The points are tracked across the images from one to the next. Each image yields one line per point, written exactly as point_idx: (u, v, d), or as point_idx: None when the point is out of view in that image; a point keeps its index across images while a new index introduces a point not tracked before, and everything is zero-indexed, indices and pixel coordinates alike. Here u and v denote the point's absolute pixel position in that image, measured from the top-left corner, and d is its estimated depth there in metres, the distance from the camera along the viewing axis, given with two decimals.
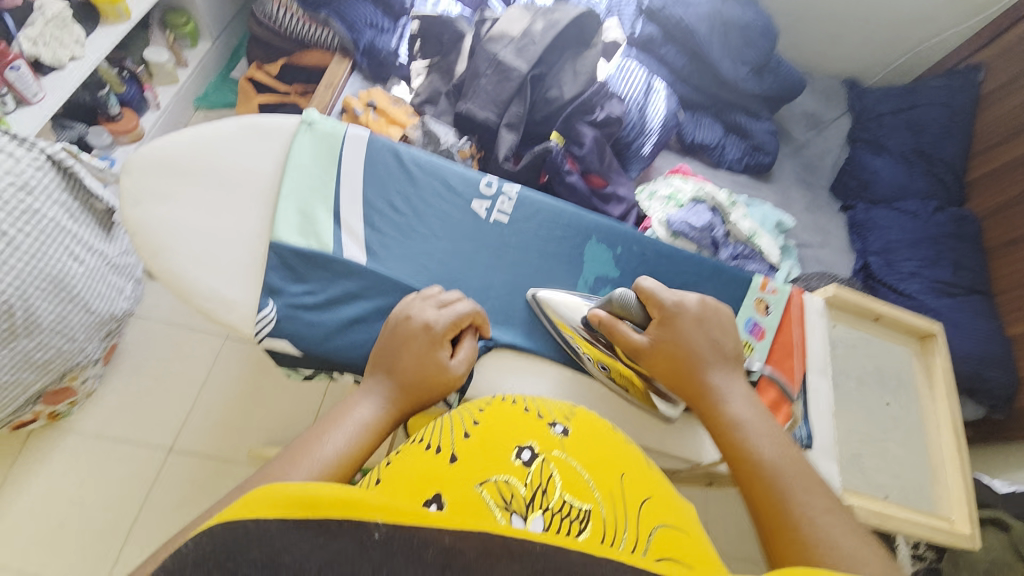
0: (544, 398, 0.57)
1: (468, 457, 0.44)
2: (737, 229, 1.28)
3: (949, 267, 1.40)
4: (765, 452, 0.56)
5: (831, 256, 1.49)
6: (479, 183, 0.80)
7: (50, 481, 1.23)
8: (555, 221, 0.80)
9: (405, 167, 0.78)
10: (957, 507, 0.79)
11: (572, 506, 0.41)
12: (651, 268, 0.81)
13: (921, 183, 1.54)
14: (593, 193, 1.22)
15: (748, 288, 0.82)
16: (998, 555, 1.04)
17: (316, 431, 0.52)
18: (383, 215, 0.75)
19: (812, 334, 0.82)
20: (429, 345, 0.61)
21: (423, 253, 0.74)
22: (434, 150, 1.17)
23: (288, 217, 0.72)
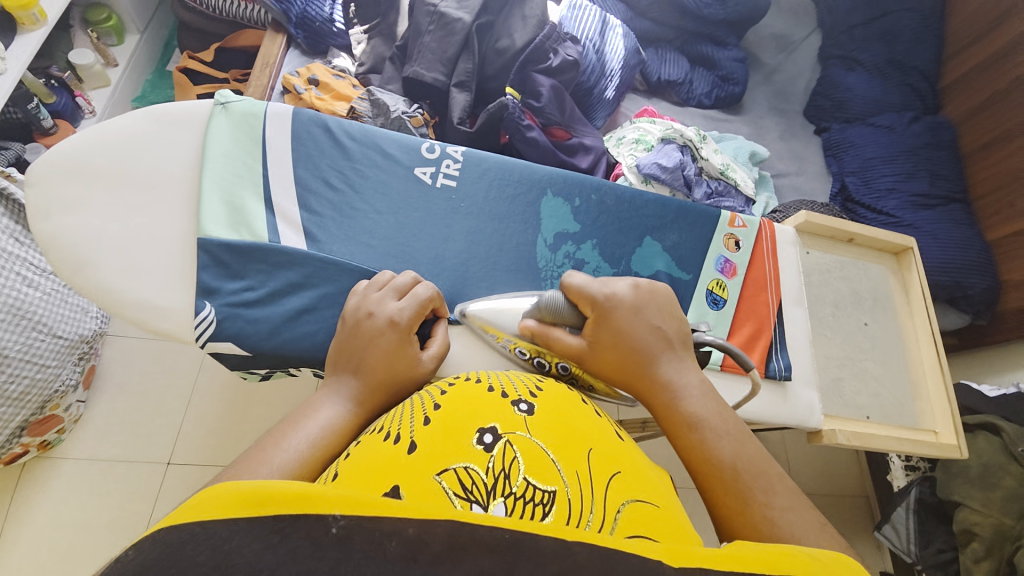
0: (509, 376, 0.56)
1: (427, 446, 0.43)
2: (709, 165, 1.24)
3: (926, 178, 1.38)
4: (722, 453, 0.51)
5: (807, 183, 1.46)
6: (421, 149, 0.77)
7: (52, 510, 1.22)
8: (504, 179, 0.77)
9: (338, 141, 0.74)
10: (941, 419, 0.80)
11: (536, 489, 0.40)
12: (613, 216, 0.78)
13: (894, 96, 1.49)
14: (557, 147, 1.17)
15: (716, 225, 0.79)
16: (990, 458, 1.04)
17: (275, 436, 0.49)
18: (320, 194, 0.72)
19: (785, 264, 0.80)
20: (399, 340, 0.59)
21: (365, 229, 0.71)
22: (385, 121, 1.07)
23: (215, 210, 0.67)
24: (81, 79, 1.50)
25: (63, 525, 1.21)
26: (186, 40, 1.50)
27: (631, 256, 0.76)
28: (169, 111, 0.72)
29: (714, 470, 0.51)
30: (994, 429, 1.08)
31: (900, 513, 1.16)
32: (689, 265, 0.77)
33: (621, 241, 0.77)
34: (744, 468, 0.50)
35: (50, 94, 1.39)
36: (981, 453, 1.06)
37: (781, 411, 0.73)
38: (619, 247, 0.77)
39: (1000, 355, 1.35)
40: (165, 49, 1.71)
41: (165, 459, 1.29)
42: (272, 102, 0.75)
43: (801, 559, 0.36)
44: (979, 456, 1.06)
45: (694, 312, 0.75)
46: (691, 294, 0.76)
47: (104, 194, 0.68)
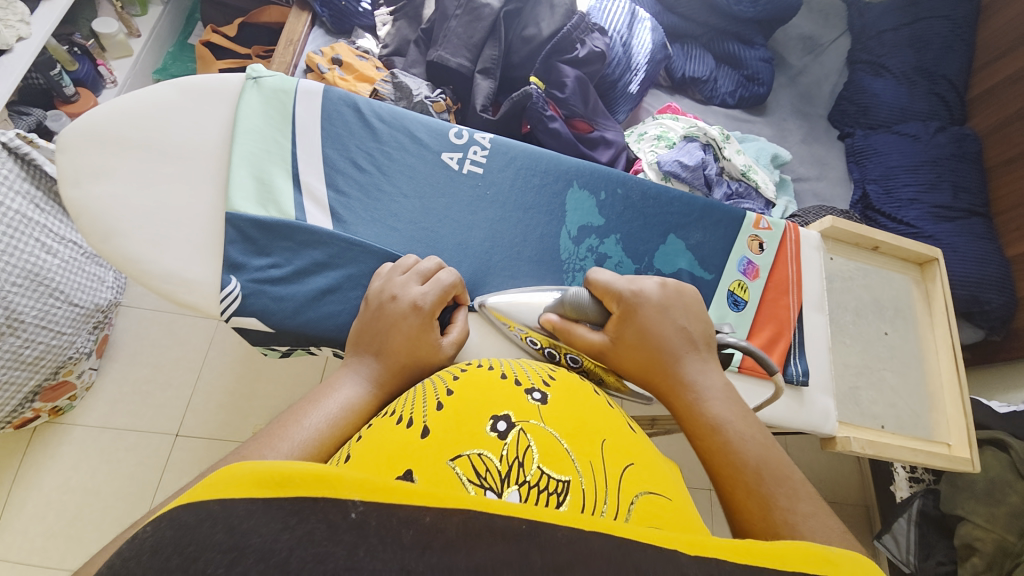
0: (521, 365, 0.56)
1: (441, 431, 0.43)
2: (732, 165, 1.23)
3: (950, 190, 1.36)
4: (744, 457, 0.51)
5: (828, 188, 1.45)
6: (449, 135, 0.76)
7: (62, 474, 1.24)
8: (531, 169, 0.77)
9: (367, 122, 0.74)
10: (956, 432, 0.80)
11: (550, 478, 0.40)
12: (639, 211, 0.77)
13: (923, 104, 1.47)
14: (578, 139, 1.16)
15: (741, 226, 0.79)
16: (998, 475, 1.04)
17: (296, 412, 0.50)
18: (347, 174, 0.72)
19: (808, 269, 0.80)
20: (420, 324, 0.59)
21: (391, 212, 0.71)
22: (407, 104, 1.06)
23: (242, 185, 0.67)
24: (104, 49, 1.50)
25: (74, 490, 1.23)
26: (210, 13, 1.50)
27: (654, 252, 0.76)
28: (199, 84, 0.72)
29: (735, 473, 0.50)
30: (1002, 445, 1.08)
31: (901, 524, 1.16)
32: (712, 265, 0.77)
33: (645, 237, 0.76)
34: (766, 472, 0.50)
35: (73, 62, 1.39)
36: (988, 469, 1.05)
37: (796, 415, 0.72)
38: (643, 243, 0.76)
39: (1014, 372, 1.34)
40: (188, 22, 1.70)
41: (174, 431, 1.31)
42: (302, 80, 0.75)
43: (811, 553, 0.37)
44: (986, 472, 1.05)
45: (716, 313, 0.75)
46: (713, 294, 0.76)
47: (132, 164, 0.68)
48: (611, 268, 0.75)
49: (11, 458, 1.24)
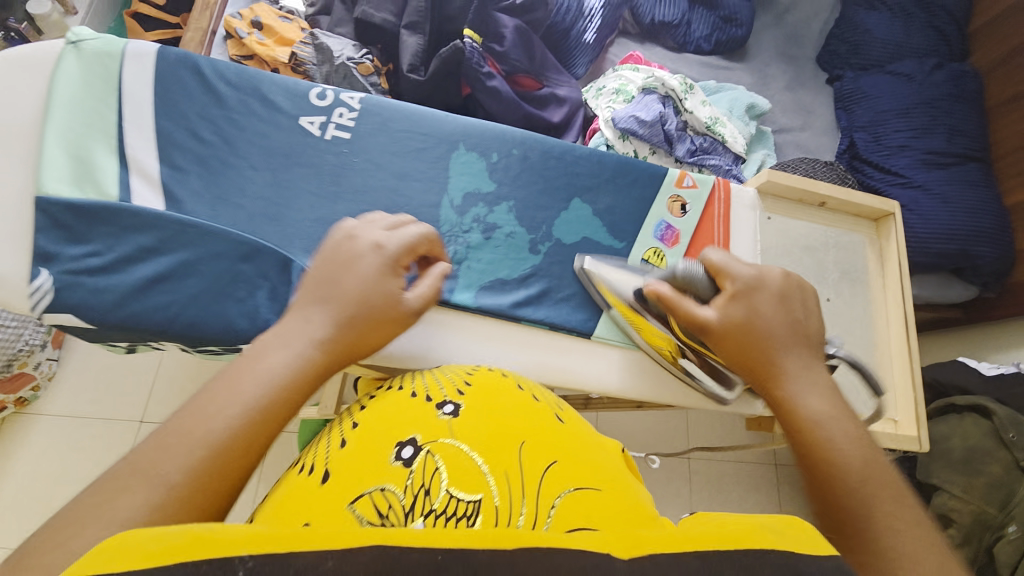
0: (439, 373, 0.52)
1: (341, 473, 0.39)
2: (695, 119, 1.13)
3: (943, 134, 1.24)
4: (846, 457, 0.43)
5: (813, 139, 1.33)
6: (310, 96, 0.70)
7: (31, 462, 1.25)
8: (407, 131, 0.72)
9: (210, 86, 0.68)
10: (904, 409, 0.74)
11: (459, 502, 0.36)
12: (539, 172, 0.74)
13: (919, 39, 1.32)
14: (524, 98, 1.09)
15: (662, 185, 0.75)
16: (978, 443, 0.98)
17: (230, 374, 0.40)
18: (191, 147, 0.66)
19: (737, 229, 0.75)
20: (380, 268, 0.53)
21: (237, 187, 0.65)
22: (330, 70, 0.98)
23: (55, 164, 0.62)
24: (40, 30, 1.41)
25: (41, 479, 1.24)
26: None
27: (554, 220, 0.72)
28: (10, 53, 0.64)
29: (837, 474, 0.42)
30: (984, 411, 1.00)
31: None
32: (623, 231, 0.73)
33: (545, 204, 0.72)
34: (876, 484, 0.41)
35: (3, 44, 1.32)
36: (968, 436, 0.99)
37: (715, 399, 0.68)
38: (542, 210, 0.72)
39: (1006, 330, 1.26)
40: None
41: (138, 417, 1.31)
42: (132, 44, 0.68)
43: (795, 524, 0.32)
44: (965, 440, 0.99)
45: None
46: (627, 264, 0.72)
47: None
48: (501, 239, 0.71)
49: None
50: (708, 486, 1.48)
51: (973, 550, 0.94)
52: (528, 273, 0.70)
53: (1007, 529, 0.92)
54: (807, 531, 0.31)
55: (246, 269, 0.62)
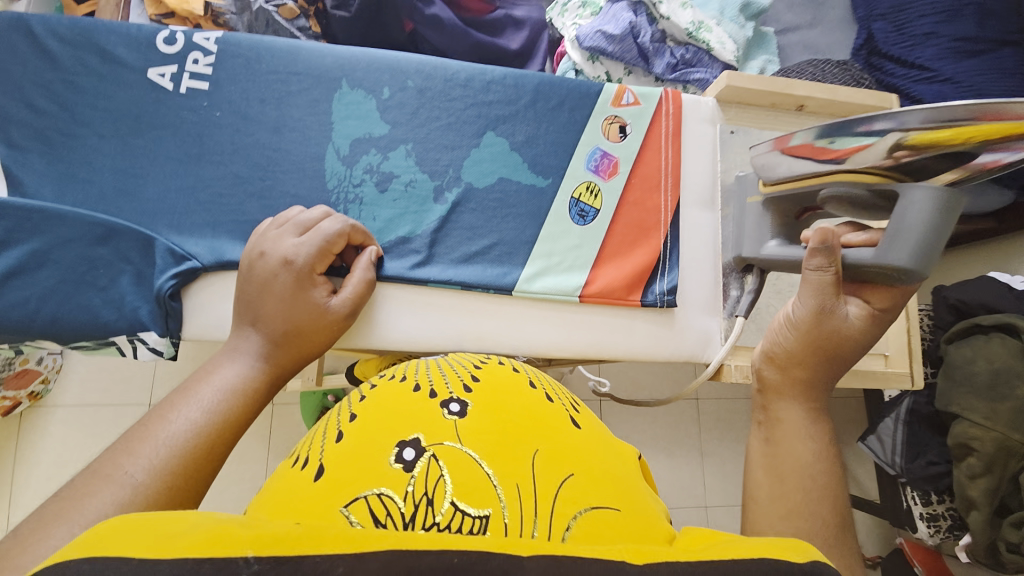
0: (442, 364, 0.48)
1: (335, 469, 0.34)
2: (673, 26, 0.97)
3: (975, 19, 1.07)
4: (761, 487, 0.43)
5: (824, 38, 1.13)
6: (158, 44, 0.65)
7: (53, 451, 1.32)
8: (270, 73, 0.66)
9: (42, 48, 0.64)
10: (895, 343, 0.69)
11: (462, 517, 0.31)
12: (433, 104, 0.68)
13: None
14: (473, 23, 0.97)
15: (596, 106, 0.70)
16: (1006, 366, 0.87)
17: (163, 407, 0.41)
18: (34, 117, 0.62)
19: (687, 150, 0.71)
20: (297, 282, 0.53)
21: (81, 159, 0.62)
22: (251, 21, 0.89)
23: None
24: None
25: (66, 464, 1.31)
26: None
27: (462, 160, 0.68)
28: None
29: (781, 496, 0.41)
30: (1013, 330, 0.90)
31: (887, 425, 1.05)
32: (546, 165, 0.69)
33: (449, 143, 0.68)
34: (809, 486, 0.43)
35: None
36: (993, 358, 0.88)
37: (663, 342, 0.68)
38: (447, 151, 0.68)
39: None
40: None
41: (147, 400, 1.36)
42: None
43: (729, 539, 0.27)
44: (989, 362, 0.89)
45: (557, 221, 0.68)
46: (553, 202, 0.69)
47: None
48: (398, 190, 0.67)
49: (4, 443, 1.31)
50: (718, 426, 1.44)
51: (995, 482, 0.87)
52: (428, 224, 0.66)
53: None
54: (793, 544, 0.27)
55: (104, 252, 0.60)
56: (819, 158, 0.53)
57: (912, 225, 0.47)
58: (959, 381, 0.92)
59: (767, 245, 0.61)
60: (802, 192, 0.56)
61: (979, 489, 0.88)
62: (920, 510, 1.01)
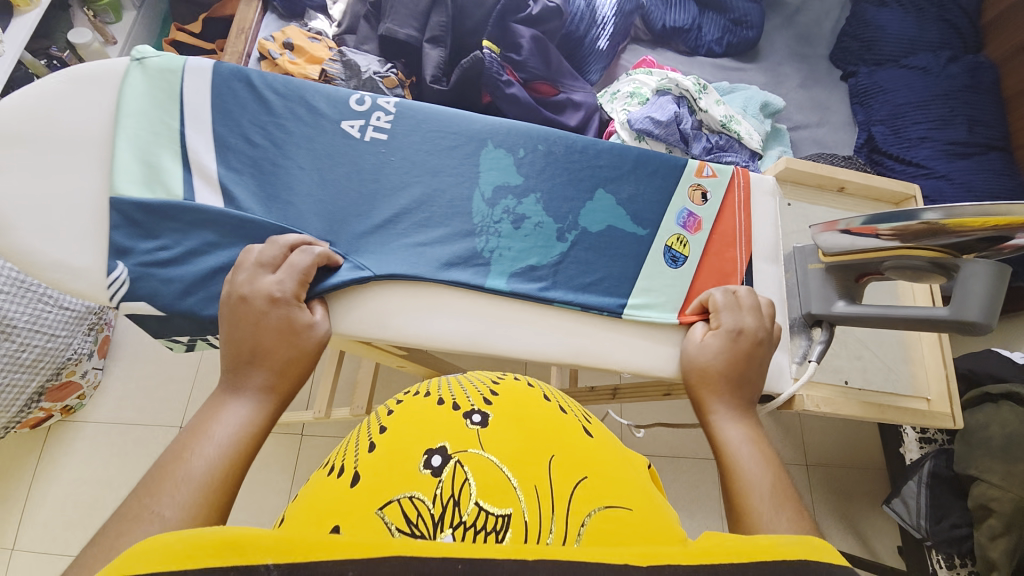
0: (463, 381, 0.55)
1: (371, 477, 0.41)
2: (709, 117, 1.15)
3: (964, 125, 1.25)
4: (730, 430, 0.55)
5: (830, 135, 1.33)
6: (350, 101, 0.75)
7: (76, 468, 1.30)
8: (439, 130, 0.76)
9: (259, 94, 0.72)
10: (936, 389, 0.78)
11: (488, 515, 0.37)
12: (563, 164, 0.78)
13: (933, 32, 1.35)
14: (541, 103, 1.13)
15: (682, 175, 0.80)
16: (1016, 431, 0.95)
17: (178, 448, 0.45)
18: (243, 146, 0.70)
19: (757, 215, 0.81)
20: (287, 315, 0.58)
21: (285, 184, 0.69)
22: (357, 83, 1.04)
23: (129, 166, 0.66)
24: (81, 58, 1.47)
25: (87, 483, 1.29)
26: (179, 13, 1.49)
27: (580, 209, 0.77)
28: (85, 70, 0.68)
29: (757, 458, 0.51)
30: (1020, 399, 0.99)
31: (911, 487, 1.09)
32: (646, 219, 0.78)
33: (569, 194, 0.77)
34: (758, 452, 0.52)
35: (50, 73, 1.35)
36: (1006, 424, 0.97)
37: None
38: (566, 201, 0.77)
39: None
40: (164, 26, 1.71)
41: (176, 423, 1.36)
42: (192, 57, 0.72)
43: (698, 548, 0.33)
44: (1002, 428, 0.97)
45: (653, 266, 0.76)
46: (649, 249, 0.77)
47: (17, 157, 0.64)
48: (529, 228, 0.75)
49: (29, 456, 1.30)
50: None
51: (1015, 543, 0.91)
52: (554, 259, 0.74)
53: None
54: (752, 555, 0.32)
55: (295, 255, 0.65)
56: (872, 236, 0.62)
57: (975, 294, 0.56)
58: (975, 444, 0.99)
59: (836, 305, 0.70)
60: (864, 262, 0.65)
61: (1000, 550, 0.92)
62: None
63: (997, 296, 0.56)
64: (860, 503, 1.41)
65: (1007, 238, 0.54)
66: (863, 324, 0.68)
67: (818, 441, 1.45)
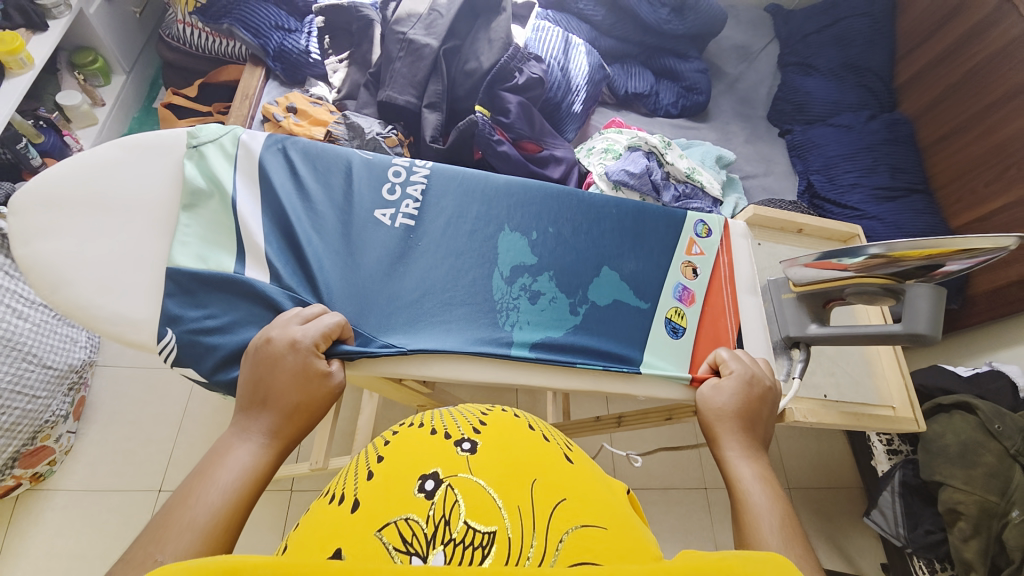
0: (455, 412, 0.52)
1: (369, 502, 0.40)
2: (676, 169, 1.30)
3: (887, 172, 1.47)
4: (745, 468, 0.58)
5: (776, 182, 1.51)
6: (382, 191, 0.84)
7: (41, 545, 1.19)
8: (461, 216, 0.85)
9: (300, 186, 0.81)
10: (899, 396, 0.90)
11: (475, 532, 0.38)
12: (570, 243, 0.88)
13: (852, 96, 1.59)
14: (528, 159, 1.24)
15: (674, 254, 0.91)
16: (969, 437, 1.07)
17: (183, 493, 0.45)
18: (286, 232, 0.77)
19: (739, 271, 0.92)
20: (305, 362, 0.60)
21: (323, 264, 0.76)
22: (361, 143, 1.13)
23: (187, 240, 0.73)
24: (69, 119, 1.50)
25: (54, 560, 1.18)
26: (170, 78, 1.55)
27: (588, 284, 0.86)
28: (140, 140, 0.77)
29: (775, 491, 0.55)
30: (969, 407, 1.11)
31: (886, 497, 1.18)
32: (648, 294, 0.88)
33: (578, 271, 0.86)
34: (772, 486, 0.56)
35: (38, 134, 1.35)
36: (959, 432, 1.08)
37: None
38: (576, 278, 0.86)
39: (971, 338, 1.37)
40: (151, 88, 1.76)
41: (156, 487, 1.28)
42: (242, 143, 0.81)
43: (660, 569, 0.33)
44: (957, 435, 1.08)
45: (657, 337, 0.85)
46: (652, 321, 0.86)
47: (82, 220, 0.72)
48: (545, 303, 0.83)
49: None
50: (729, 518, 1.46)
51: (985, 543, 1.01)
52: (570, 333, 0.82)
53: (1010, 514, 0.98)
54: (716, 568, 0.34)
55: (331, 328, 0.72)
56: (837, 269, 0.72)
57: (921, 312, 0.67)
58: (935, 452, 1.10)
59: (810, 327, 0.82)
60: (828, 289, 0.76)
61: (973, 551, 1.01)
62: None
63: (939, 310, 0.68)
64: (840, 522, 1.49)
65: (940, 265, 0.66)
66: (832, 342, 0.81)
67: (794, 464, 1.54)
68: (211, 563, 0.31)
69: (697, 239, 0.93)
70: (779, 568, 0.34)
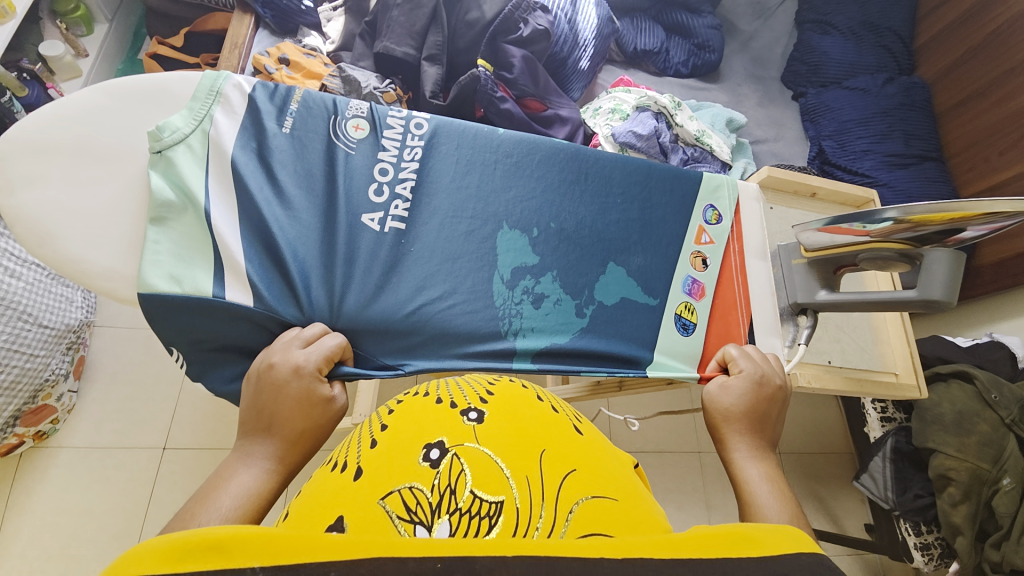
0: (461, 382, 0.52)
1: (372, 471, 0.39)
2: (685, 131, 1.26)
3: (901, 139, 1.42)
4: (750, 468, 0.58)
5: (787, 148, 1.46)
6: (368, 193, 0.78)
7: (50, 499, 1.22)
8: (456, 215, 0.81)
9: (277, 188, 0.74)
10: (902, 362, 0.90)
11: (482, 501, 0.37)
12: (572, 241, 0.84)
13: (870, 57, 1.52)
14: (532, 119, 1.19)
15: (683, 244, 0.88)
16: (965, 406, 1.08)
17: (185, 517, 0.44)
18: (268, 246, 0.71)
19: (750, 246, 0.91)
20: (310, 387, 0.59)
21: (306, 279, 0.71)
22: (357, 98, 1.08)
23: (158, 259, 0.67)
24: (52, 71, 1.42)
25: (63, 514, 1.21)
26: (154, 26, 1.47)
27: (594, 283, 0.84)
28: (123, 85, 0.73)
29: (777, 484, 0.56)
30: (966, 376, 1.12)
31: (877, 462, 1.19)
32: (656, 290, 0.86)
33: (582, 270, 0.84)
34: (778, 484, 0.56)
35: (22, 87, 1.29)
36: (956, 401, 1.09)
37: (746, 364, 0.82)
38: (581, 276, 0.83)
39: (973, 309, 1.36)
40: (135, 38, 1.68)
41: (159, 446, 1.30)
42: (212, 142, 0.73)
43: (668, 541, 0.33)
44: (954, 404, 1.09)
45: (667, 335, 0.84)
46: (662, 318, 0.85)
47: (66, 168, 0.69)
48: (549, 306, 0.81)
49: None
50: (722, 480, 1.49)
51: (973, 507, 1.04)
52: (576, 336, 0.81)
53: (1002, 482, 1.02)
54: (723, 537, 0.34)
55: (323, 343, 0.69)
56: (853, 234, 0.71)
57: (936, 276, 0.66)
58: (930, 420, 1.10)
59: (819, 294, 0.81)
60: (842, 255, 0.75)
61: (962, 515, 1.04)
62: (914, 541, 1.13)
63: (955, 277, 0.66)
64: (831, 485, 1.53)
65: (958, 231, 0.64)
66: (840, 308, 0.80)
67: (789, 430, 1.57)
68: (196, 536, 0.29)
69: (706, 226, 0.90)
70: (795, 539, 0.35)
